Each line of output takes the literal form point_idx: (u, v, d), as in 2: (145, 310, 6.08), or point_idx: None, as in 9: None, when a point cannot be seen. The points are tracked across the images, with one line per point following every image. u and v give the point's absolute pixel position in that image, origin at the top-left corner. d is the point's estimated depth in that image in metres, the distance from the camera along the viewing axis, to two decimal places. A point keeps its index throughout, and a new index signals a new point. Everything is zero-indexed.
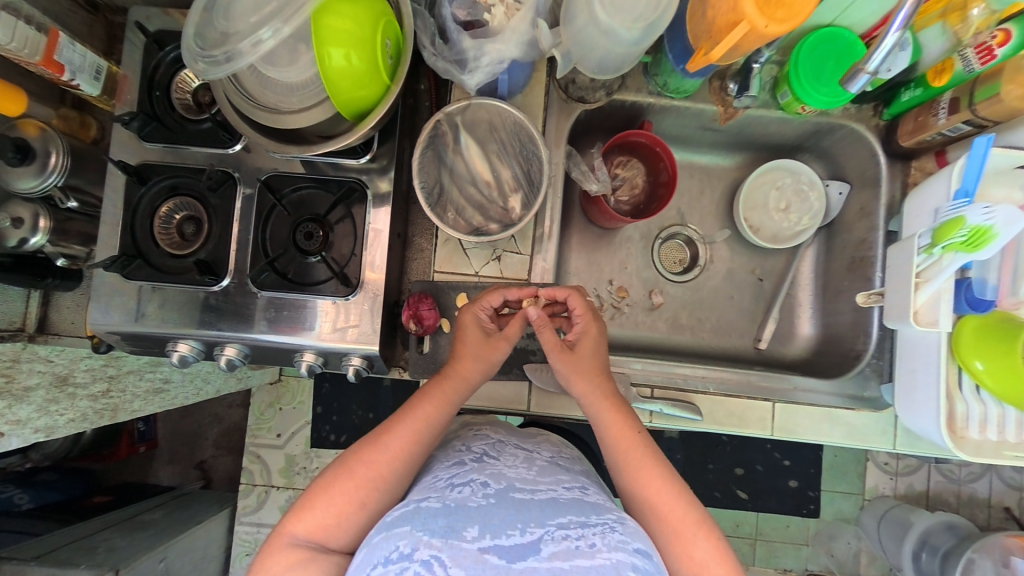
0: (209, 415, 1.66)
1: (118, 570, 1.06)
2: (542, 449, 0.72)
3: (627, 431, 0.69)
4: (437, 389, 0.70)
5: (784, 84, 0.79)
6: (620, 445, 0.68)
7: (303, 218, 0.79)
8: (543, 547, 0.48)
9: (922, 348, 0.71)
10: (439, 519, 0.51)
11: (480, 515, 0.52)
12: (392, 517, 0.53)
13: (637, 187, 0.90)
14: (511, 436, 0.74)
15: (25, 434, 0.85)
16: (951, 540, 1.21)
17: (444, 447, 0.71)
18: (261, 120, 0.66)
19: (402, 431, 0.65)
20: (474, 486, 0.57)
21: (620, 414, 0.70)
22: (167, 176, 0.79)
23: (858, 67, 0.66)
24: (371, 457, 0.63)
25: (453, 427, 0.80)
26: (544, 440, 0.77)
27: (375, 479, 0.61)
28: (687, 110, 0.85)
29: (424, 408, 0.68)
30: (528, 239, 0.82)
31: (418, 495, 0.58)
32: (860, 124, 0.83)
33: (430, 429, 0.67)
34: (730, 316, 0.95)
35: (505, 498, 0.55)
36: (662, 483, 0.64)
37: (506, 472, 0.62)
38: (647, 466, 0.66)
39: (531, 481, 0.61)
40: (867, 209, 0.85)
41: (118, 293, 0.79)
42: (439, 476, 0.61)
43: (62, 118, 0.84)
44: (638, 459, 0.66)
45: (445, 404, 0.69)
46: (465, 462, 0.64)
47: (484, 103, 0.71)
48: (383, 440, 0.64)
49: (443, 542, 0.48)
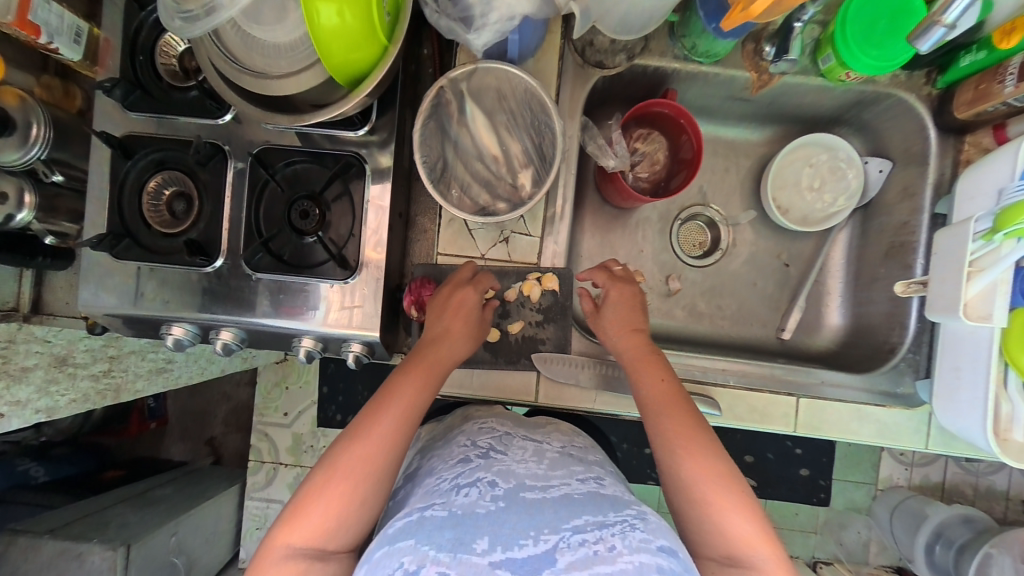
0: (218, 393, 1.67)
1: (129, 545, 1.07)
2: (552, 440, 0.69)
3: (657, 378, 0.66)
4: (417, 367, 0.66)
5: (827, 47, 0.71)
6: (651, 392, 0.65)
7: (298, 196, 0.73)
8: (559, 558, 0.45)
9: (968, 343, 0.65)
10: (446, 532, 0.48)
11: (489, 525, 0.49)
12: (395, 530, 0.50)
13: (658, 162, 0.83)
14: (519, 427, 0.71)
15: (25, 415, 0.84)
16: (967, 533, 1.17)
17: (447, 442, 0.68)
18: (246, 86, 0.60)
19: (389, 417, 0.61)
20: (482, 488, 0.54)
21: (650, 364, 0.68)
22: (154, 149, 0.74)
23: (933, 19, 0.57)
24: (363, 451, 0.58)
25: (455, 422, 0.76)
26: (554, 429, 0.74)
27: (371, 473, 0.58)
28: (716, 78, 0.77)
29: (411, 385, 0.64)
30: (538, 220, 0.76)
31: (421, 502, 0.55)
32: (910, 94, 0.75)
33: (418, 409, 0.63)
34: (752, 304, 0.89)
35: (515, 501, 0.52)
36: (692, 434, 0.60)
37: (515, 468, 0.58)
38: (677, 418, 0.62)
39: (543, 477, 0.57)
40: (912, 188, 0.78)
41: (110, 274, 0.75)
42: (443, 477, 0.58)
43: (44, 87, 0.79)
44: (666, 407, 0.63)
45: (432, 378, 0.66)
46: (471, 458, 0.60)
47: (491, 67, 0.65)
48: (370, 431, 0.60)
49: (451, 557, 0.45)
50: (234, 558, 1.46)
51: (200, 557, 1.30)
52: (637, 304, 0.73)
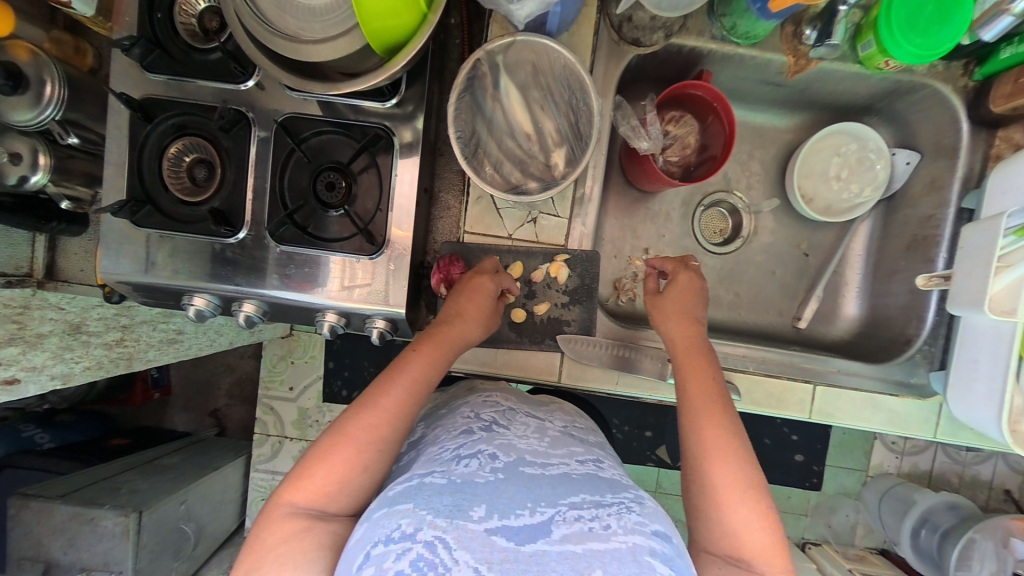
0: (221, 364, 1.67)
1: (141, 512, 1.10)
2: (554, 419, 0.70)
3: (704, 376, 0.66)
4: (429, 344, 0.67)
5: (868, 32, 0.70)
6: (693, 389, 0.65)
7: (324, 166, 0.72)
8: (554, 530, 0.46)
9: (990, 337, 0.66)
10: (444, 497, 0.49)
11: (488, 494, 0.49)
12: (395, 493, 0.51)
13: (688, 146, 0.82)
14: (522, 404, 0.72)
15: (42, 380, 0.83)
16: (952, 519, 1.22)
17: (449, 414, 0.69)
18: (278, 50, 0.58)
19: (398, 388, 0.62)
20: (483, 459, 0.55)
21: (698, 360, 0.68)
22: (175, 113, 0.71)
23: (1000, 7, 0.62)
24: (367, 416, 0.59)
25: (459, 393, 0.77)
26: (557, 409, 0.74)
27: (373, 439, 0.58)
28: (752, 60, 0.75)
29: (419, 361, 0.64)
30: (567, 201, 0.76)
31: (422, 468, 0.55)
32: (946, 85, 0.74)
33: (424, 383, 0.63)
34: (769, 292, 0.90)
35: (514, 473, 0.53)
36: (727, 438, 0.60)
37: (516, 443, 0.59)
38: (717, 420, 0.62)
39: (543, 453, 0.58)
40: (939, 180, 0.77)
41: (128, 241, 0.74)
42: (446, 447, 0.59)
43: (54, 41, 0.75)
44: (708, 410, 0.62)
45: (439, 353, 0.66)
46: (473, 431, 0.61)
47: (530, 40, 0.62)
48: (377, 402, 0.60)
49: (448, 522, 0.45)
50: (240, 527, 1.48)
51: (208, 524, 1.33)
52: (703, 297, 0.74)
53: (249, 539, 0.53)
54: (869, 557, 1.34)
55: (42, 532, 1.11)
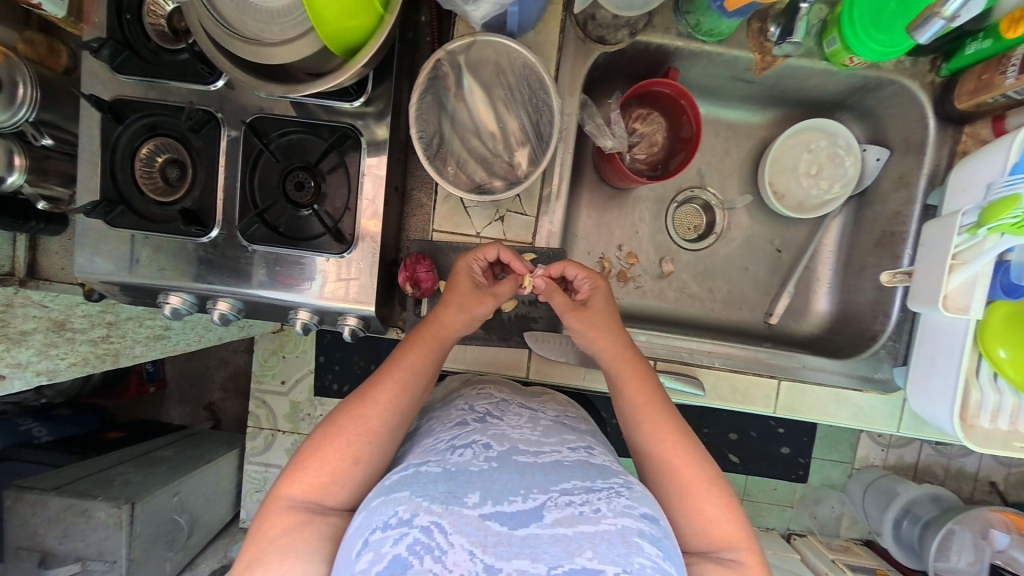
0: (215, 358, 1.70)
1: (133, 503, 1.13)
2: (546, 408, 0.69)
3: (635, 391, 0.66)
4: (419, 339, 0.68)
5: (833, 29, 0.70)
6: (636, 399, 0.65)
7: (293, 166, 0.73)
8: (546, 513, 0.46)
9: (945, 333, 0.67)
10: (439, 485, 0.49)
11: (482, 481, 0.50)
12: (391, 482, 0.51)
13: (656, 144, 0.83)
14: (516, 395, 0.72)
15: (27, 376, 0.85)
16: (934, 510, 1.24)
17: (445, 407, 0.69)
18: (237, 52, 0.58)
19: (387, 384, 0.63)
20: (477, 449, 0.55)
21: (634, 367, 0.68)
22: (145, 114, 0.73)
23: None
24: (361, 412, 0.61)
25: (455, 386, 0.77)
26: (550, 399, 0.74)
27: (365, 433, 0.59)
28: (719, 57, 0.75)
29: (410, 357, 0.66)
30: (534, 199, 0.77)
31: (418, 459, 0.55)
32: (913, 81, 0.74)
33: (415, 378, 0.64)
34: (743, 287, 0.90)
35: (508, 462, 0.53)
36: (674, 437, 0.62)
37: (509, 433, 0.59)
38: (664, 427, 0.63)
39: (536, 442, 0.58)
40: (907, 177, 0.78)
41: (105, 241, 0.75)
42: (441, 438, 0.59)
43: (28, 42, 0.76)
44: (654, 415, 0.64)
45: (432, 349, 0.67)
46: (468, 422, 0.61)
47: (490, 40, 0.63)
48: (368, 399, 0.62)
49: (443, 508, 0.46)
50: (235, 517, 1.50)
51: (202, 515, 1.36)
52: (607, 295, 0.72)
53: (250, 534, 0.55)
54: (852, 547, 1.34)
55: (38, 523, 1.14)
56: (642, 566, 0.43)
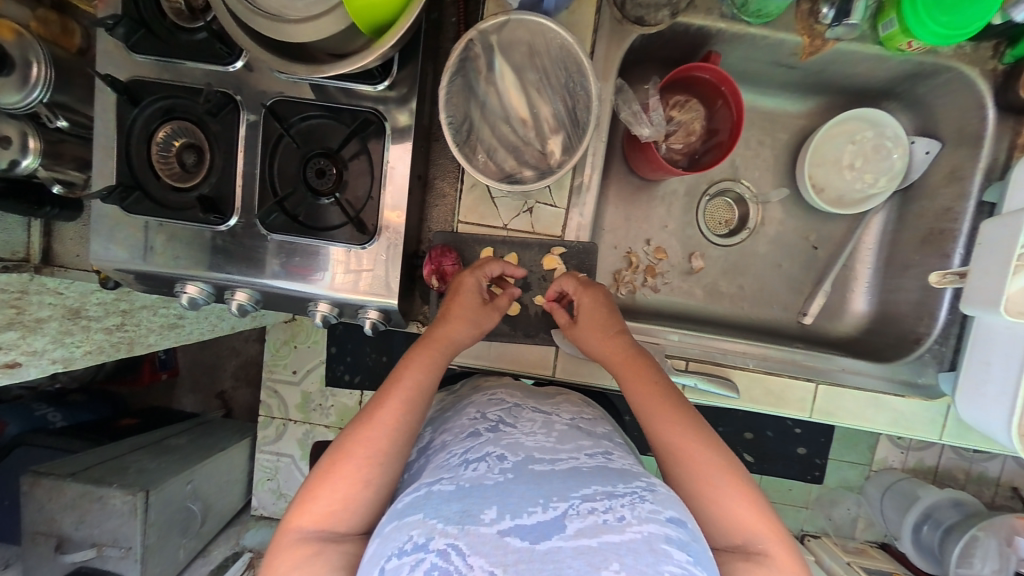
0: (227, 347, 1.69)
1: (148, 491, 1.13)
2: (561, 412, 0.67)
3: (641, 380, 0.64)
4: (422, 352, 0.64)
5: (890, 10, 0.65)
6: (639, 397, 0.62)
7: (314, 153, 0.71)
8: (568, 524, 0.44)
9: (1002, 338, 0.64)
10: (453, 504, 0.46)
11: (497, 495, 0.47)
12: (404, 504, 0.49)
13: (693, 133, 0.79)
14: (529, 398, 0.70)
15: (43, 364, 0.83)
16: (956, 516, 1.20)
17: (456, 415, 0.67)
18: (259, 29, 0.55)
19: (391, 403, 0.60)
20: (490, 461, 0.52)
21: (634, 365, 0.65)
22: (162, 96, 0.70)
23: None
24: (367, 435, 0.57)
25: (465, 392, 0.76)
26: (564, 401, 0.72)
27: (374, 455, 0.56)
28: (764, 41, 0.71)
29: (412, 371, 0.62)
30: (564, 189, 0.74)
31: (429, 476, 0.53)
32: (974, 68, 0.69)
33: (421, 393, 0.61)
34: (774, 284, 0.86)
35: (523, 472, 0.50)
36: (686, 434, 0.59)
37: (524, 440, 0.56)
38: (666, 422, 0.60)
39: (551, 449, 0.55)
40: (960, 171, 0.73)
41: (121, 228, 0.73)
42: (453, 452, 0.56)
43: (40, 21, 0.72)
44: (658, 408, 0.61)
45: (433, 361, 0.64)
46: (480, 432, 0.59)
47: (525, 18, 0.59)
48: (372, 419, 0.58)
49: (459, 529, 0.43)
50: (246, 506, 1.50)
51: (215, 503, 1.36)
52: (609, 307, 0.70)
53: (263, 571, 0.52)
54: (869, 551, 1.31)
55: (54, 509, 1.15)
56: (673, 575, 0.41)
